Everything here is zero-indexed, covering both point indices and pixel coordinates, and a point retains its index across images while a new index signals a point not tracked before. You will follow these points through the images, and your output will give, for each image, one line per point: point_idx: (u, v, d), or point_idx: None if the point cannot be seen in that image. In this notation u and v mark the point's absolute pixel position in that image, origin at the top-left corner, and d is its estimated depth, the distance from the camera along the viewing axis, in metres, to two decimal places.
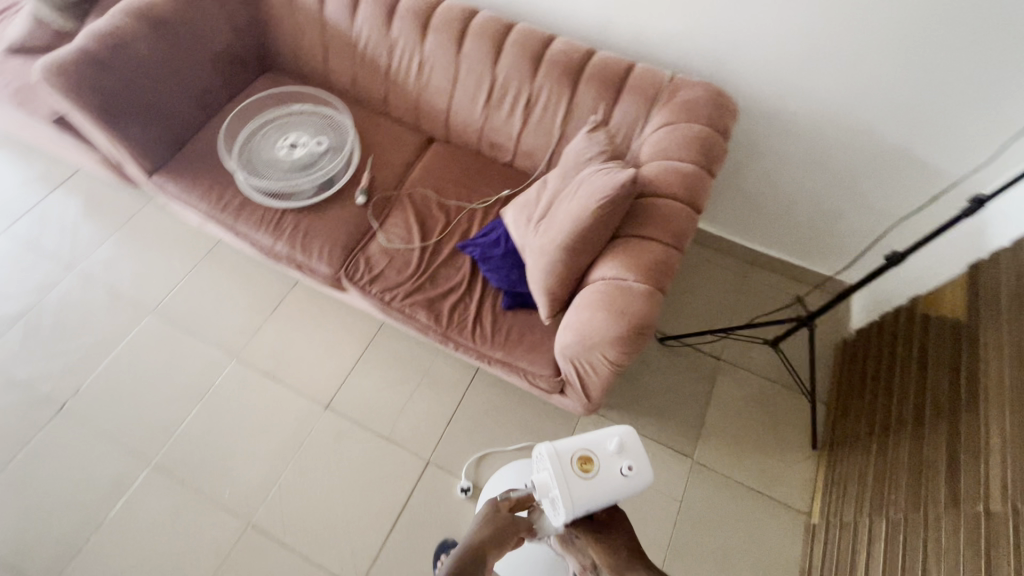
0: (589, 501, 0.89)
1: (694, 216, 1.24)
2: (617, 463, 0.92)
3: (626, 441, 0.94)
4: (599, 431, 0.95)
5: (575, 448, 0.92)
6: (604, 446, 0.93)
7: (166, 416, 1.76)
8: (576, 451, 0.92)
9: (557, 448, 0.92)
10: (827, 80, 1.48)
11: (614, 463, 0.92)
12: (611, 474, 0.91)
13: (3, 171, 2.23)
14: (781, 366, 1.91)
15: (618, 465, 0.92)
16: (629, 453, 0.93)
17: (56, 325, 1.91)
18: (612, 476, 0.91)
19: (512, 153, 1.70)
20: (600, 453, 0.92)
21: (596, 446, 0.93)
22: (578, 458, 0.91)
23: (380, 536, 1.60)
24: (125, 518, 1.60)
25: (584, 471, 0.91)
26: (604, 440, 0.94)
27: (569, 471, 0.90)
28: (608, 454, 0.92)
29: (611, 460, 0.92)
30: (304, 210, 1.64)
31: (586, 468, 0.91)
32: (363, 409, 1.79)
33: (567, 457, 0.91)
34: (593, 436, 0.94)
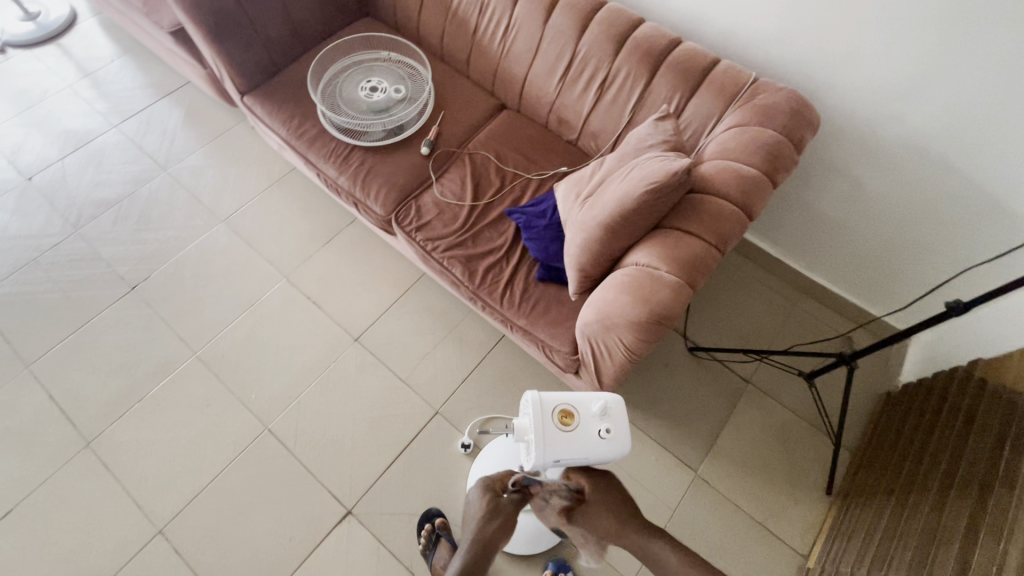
0: (561, 451, 0.92)
1: (744, 221, 1.20)
2: (597, 424, 0.94)
3: (611, 406, 0.96)
4: (587, 392, 0.97)
5: (560, 401, 0.95)
6: (588, 406, 0.96)
7: (216, 316, 1.92)
8: (560, 404, 0.95)
9: (543, 396, 0.95)
10: (926, 109, 1.37)
11: (594, 423, 0.94)
12: (589, 432, 0.93)
13: (127, 73, 2.48)
14: (812, 403, 1.82)
15: (598, 425, 0.94)
16: (611, 417, 0.95)
17: (142, 216, 2.12)
18: (590, 435, 0.93)
19: (579, 132, 1.70)
20: (582, 411, 0.95)
21: (580, 404, 0.95)
22: (560, 411, 0.94)
23: (378, 467, 1.68)
24: (164, 395, 1.78)
25: (563, 424, 0.94)
26: (590, 401, 0.96)
27: (550, 420, 0.93)
28: (590, 413, 0.95)
29: (592, 420, 0.95)
30: (371, 151, 1.73)
31: (565, 421, 0.94)
32: (388, 349, 1.88)
33: (550, 407, 0.94)
34: (580, 395, 0.97)
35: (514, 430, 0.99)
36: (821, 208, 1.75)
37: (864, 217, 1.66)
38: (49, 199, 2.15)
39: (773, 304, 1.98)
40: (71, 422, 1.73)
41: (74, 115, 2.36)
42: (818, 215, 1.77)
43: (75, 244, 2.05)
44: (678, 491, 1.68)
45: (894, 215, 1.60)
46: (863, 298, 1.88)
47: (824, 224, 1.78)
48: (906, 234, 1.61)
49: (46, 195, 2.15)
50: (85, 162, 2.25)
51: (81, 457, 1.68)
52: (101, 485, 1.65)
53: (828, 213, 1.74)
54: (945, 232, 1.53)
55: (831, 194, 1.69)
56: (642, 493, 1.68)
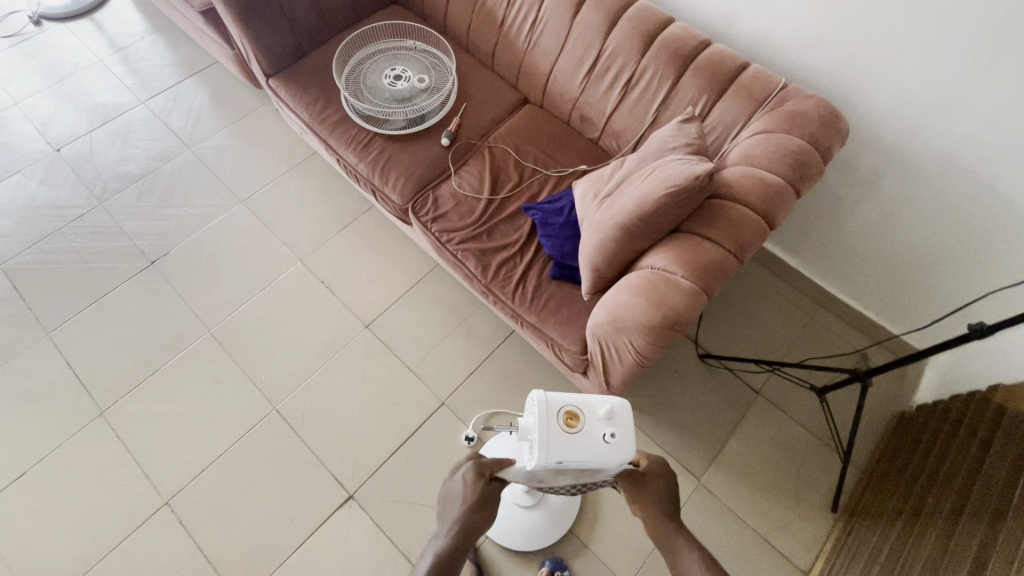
0: (564, 452, 0.92)
1: (764, 230, 1.18)
2: (602, 428, 0.93)
3: (617, 410, 0.95)
4: (594, 395, 0.97)
5: (566, 402, 0.95)
6: (595, 409, 0.95)
7: (231, 295, 1.95)
8: (566, 405, 0.95)
9: (549, 397, 0.95)
10: (962, 124, 1.33)
11: (599, 426, 0.93)
12: (593, 436, 0.93)
13: (156, 51, 2.52)
14: (823, 419, 1.79)
15: (603, 429, 0.93)
16: (617, 421, 0.94)
17: (165, 192, 2.16)
18: (594, 438, 0.92)
19: (600, 130, 1.68)
20: (588, 413, 0.94)
21: (586, 406, 0.95)
22: (565, 412, 0.94)
23: (382, 454, 1.70)
24: (177, 370, 1.81)
25: (568, 425, 0.93)
26: (596, 404, 0.96)
27: (554, 421, 0.93)
28: (596, 416, 0.94)
29: (597, 424, 0.94)
30: (391, 140, 1.73)
31: (570, 423, 0.93)
32: (398, 337, 1.89)
33: (556, 408, 0.94)
34: (586, 397, 0.96)
35: (518, 427, 0.99)
36: (845, 220, 1.71)
37: (889, 232, 1.63)
38: (75, 171, 2.19)
39: (789, 316, 1.95)
40: (86, 390, 1.77)
41: (103, 90, 2.40)
42: (841, 227, 1.73)
43: (98, 217, 2.09)
44: (680, 498, 1.67)
45: (920, 231, 1.56)
46: (883, 315, 1.84)
47: (847, 237, 1.74)
48: (931, 251, 1.57)
49: (73, 167, 2.20)
50: (112, 136, 2.28)
51: (95, 425, 1.72)
52: (112, 454, 1.68)
53: (851, 226, 1.70)
54: (973, 251, 1.49)
55: (856, 207, 1.65)
56: None
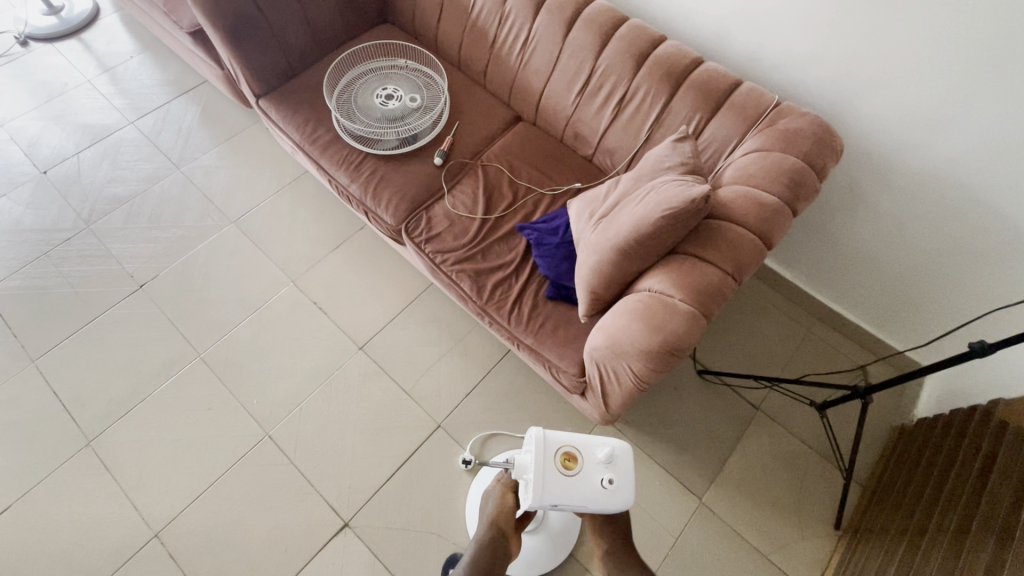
0: (560, 495, 0.89)
1: (762, 250, 1.16)
2: (600, 472, 0.91)
3: (617, 454, 0.93)
4: (594, 436, 0.94)
5: (564, 442, 0.93)
6: (594, 451, 0.93)
7: (222, 318, 1.91)
8: (565, 445, 0.92)
9: (548, 435, 0.92)
10: (956, 140, 1.33)
11: (597, 470, 0.91)
12: (590, 479, 0.91)
13: (145, 70, 2.50)
14: (824, 434, 1.77)
15: (601, 475, 0.91)
16: (615, 469, 0.92)
17: (154, 214, 2.13)
18: (591, 482, 0.90)
19: (594, 147, 1.68)
20: (586, 455, 0.92)
21: (585, 448, 0.93)
22: (564, 453, 0.92)
23: (378, 480, 1.66)
24: (167, 396, 1.78)
25: (565, 467, 0.91)
26: (596, 446, 0.93)
27: (551, 461, 0.91)
28: (595, 459, 0.92)
29: (595, 467, 0.92)
30: (383, 160, 1.72)
31: (568, 464, 0.91)
32: (392, 359, 1.86)
33: (554, 447, 0.92)
34: (586, 438, 0.94)
35: (515, 462, 0.97)
36: (840, 234, 1.71)
37: (885, 246, 1.62)
38: (62, 194, 2.16)
39: (786, 330, 1.94)
40: (73, 419, 1.73)
41: (91, 110, 2.37)
42: (837, 241, 1.73)
43: (86, 240, 2.06)
44: (682, 519, 1.64)
45: (915, 245, 1.56)
46: (880, 328, 1.84)
47: (842, 251, 1.74)
48: (928, 265, 1.57)
49: (60, 190, 2.16)
50: (100, 158, 2.25)
51: (82, 455, 1.68)
52: (100, 485, 1.64)
53: (847, 240, 1.70)
54: (970, 266, 1.49)
55: (852, 221, 1.65)
56: (645, 518, 1.64)
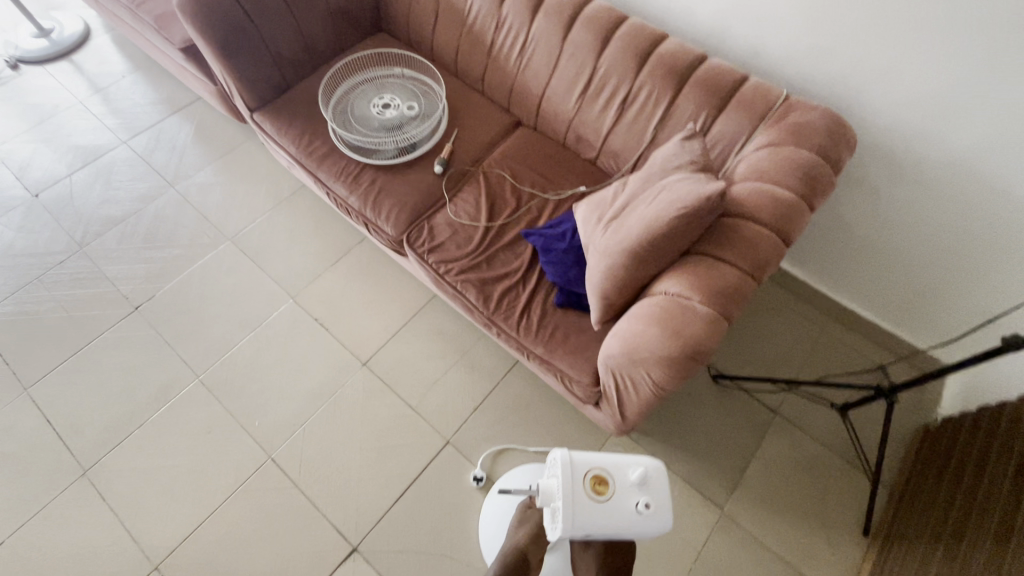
0: (593, 525, 0.84)
1: (781, 248, 1.12)
2: (634, 495, 0.85)
3: (652, 473, 0.87)
4: (624, 456, 0.89)
5: (593, 465, 0.87)
6: (626, 472, 0.87)
7: (221, 338, 1.86)
8: (594, 468, 0.87)
9: (574, 459, 0.87)
10: (974, 128, 1.29)
11: (631, 494, 0.85)
12: (624, 505, 0.85)
13: (138, 89, 2.47)
14: (846, 437, 1.71)
15: (635, 498, 0.85)
16: (650, 489, 0.86)
17: (149, 233, 2.08)
18: (625, 507, 0.84)
19: (598, 150, 1.64)
20: (618, 478, 0.86)
21: (616, 470, 0.87)
22: (593, 476, 0.86)
23: (386, 501, 1.60)
24: (165, 420, 1.72)
25: (595, 492, 0.86)
26: (627, 466, 0.88)
27: (580, 487, 0.85)
28: (627, 481, 0.86)
29: (629, 490, 0.86)
30: (382, 170, 1.68)
31: (599, 489, 0.86)
32: (398, 374, 1.80)
33: (582, 471, 0.87)
34: (616, 459, 0.88)
35: (539, 489, 0.92)
36: (853, 229, 1.67)
37: (901, 239, 1.58)
38: (55, 216, 2.11)
39: (801, 330, 1.89)
40: (68, 448, 1.67)
41: (83, 131, 2.34)
42: (850, 237, 1.68)
43: (80, 263, 2.01)
44: (704, 530, 1.58)
45: (933, 238, 1.52)
46: (899, 324, 1.79)
47: (856, 246, 1.69)
48: (945, 258, 1.53)
49: (52, 212, 2.12)
50: (93, 179, 2.21)
51: (78, 485, 1.61)
52: (96, 516, 1.57)
53: (861, 235, 1.66)
54: (991, 257, 1.44)
55: (866, 216, 1.61)
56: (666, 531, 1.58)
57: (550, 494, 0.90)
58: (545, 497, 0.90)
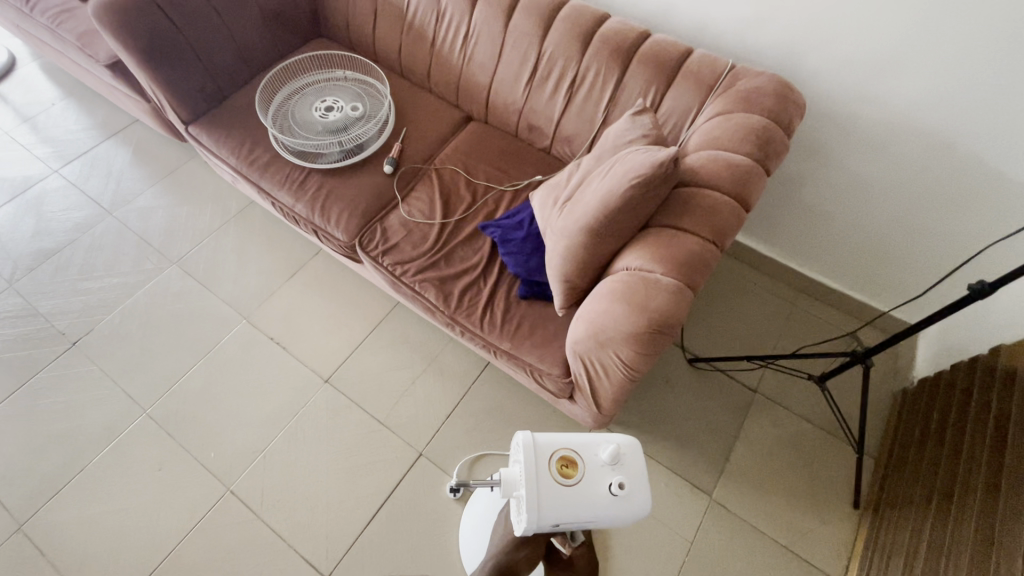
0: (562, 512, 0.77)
1: (740, 213, 1.08)
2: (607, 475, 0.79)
3: (625, 451, 0.81)
4: (594, 435, 0.82)
5: (560, 446, 0.81)
6: (596, 452, 0.81)
7: (169, 367, 1.73)
8: (561, 449, 0.80)
9: (540, 441, 0.81)
10: (916, 84, 1.30)
11: (603, 474, 0.79)
12: (597, 487, 0.78)
13: (68, 116, 2.34)
14: (826, 410, 1.69)
15: (609, 478, 0.79)
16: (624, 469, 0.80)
17: (86, 264, 1.95)
18: (598, 489, 0.78)
19: (550, 137, 1.60)
20: (588, 458, 0.80)
21: (586, 450, 0.81)
22: (561, 459, 0.80)
23: (357, 524, 1.49)
24: (111, 461, 1.58)
25: (564, 475, 0.79)
26: (598, 446, 0.82)
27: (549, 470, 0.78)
28: (599, 462, 0.80)
29: (601, 470, 0.79)
30: (329, 174, 1.60)
31: (568, 471, 0.79)
32: (363, 389, 1.71)
33: (548, 454, 0.80)
34: (585, 439, 0.82)
35: (501, 480, 0.84)
36: (812, 198, 1.66)
37: (860, 204, 1.58)
38: None
39: (771, 307, 1.88)
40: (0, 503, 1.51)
41: (9, 163, 2.19)
42: (810, 207, 1.68)
43: (9, 301, 1.86)
44: (694, 519, 1.52)
45: (891, 199, 1.52)
46: (866, 291, 1.78)
47: (817, 216, 1.69)
48: (903, 219, 1.53)
49: None
50: (21, 211, 2.07)
51: (13, 542, 1.46)
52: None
53: (820, 204, 1.65)
54: (948, 212, 1.45)
55: (823, 184, 1.61)
56: (655, 525, 1.51)
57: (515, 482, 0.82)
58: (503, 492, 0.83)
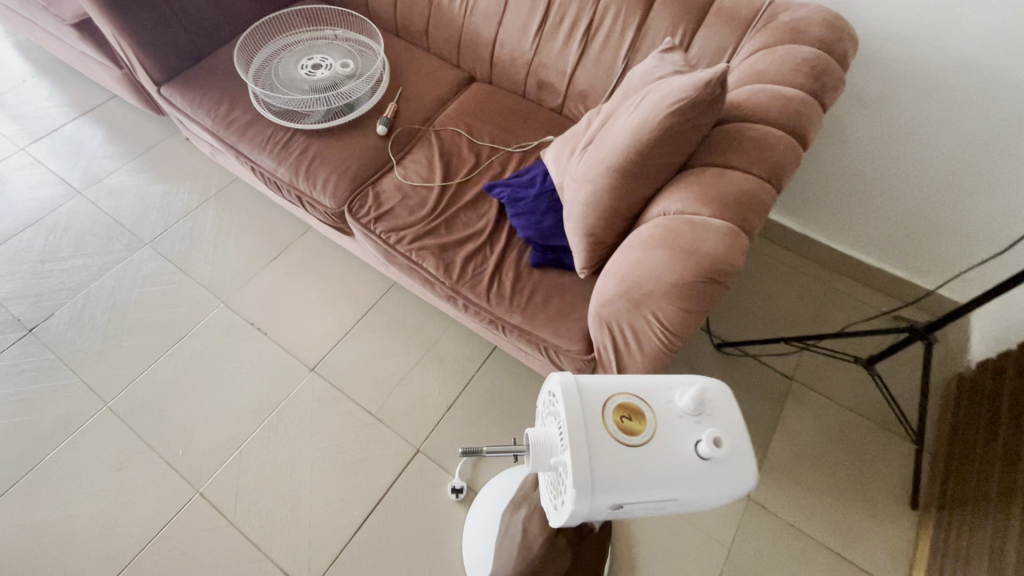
0: (624, 484, 0.60)
1: (797, 150, 0.91)
2: (681, 431, 0.64)
3: (705, 397, 0.66)
4: (663, 382, 0.68)
5: (619, 395, 0.66)
6: (669, 401, 0.66)
7: (136, 355, 1.55)
8: (616, 398, 0.66)
9: (586, 389, 0.66)
10: (979, 19, 1.14)
11: (679, 428, 0.64)
12: (677, 443, 0.63)
13: (41, 92, 2.18)
14: (873, 398, 1.50)
15: (685, 435, 0.63)
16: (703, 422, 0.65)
17: (50, 244, 1.77)
18: (679, 445, 0.62)
19: (563, 94, 1.44)
20: (658, 408, 0.65)
21: (654, 399, 0.66)
22: (624, 409, 0.65)
23: (345, 531, 1.30)
24: (64, 460, 1.38)
25: (630, 431, 0.63)
26: (670, 394, 0.67)
27: (600, 429, 0.63)
28: (675, 412, 0.65)
29: (680, 422, 0.64)
30: (316, 135, 1.44)
31: (634, 425, 0.64)
32: (353, 379, 1.52)
33: (605, 406, 0.65)
34: (651, 386, 0.67)
35: (534, 448, 0.68)
36: (852, 162, 1.50)
37: (908, 166, 1.42)
38: None
39: (804, 287, 1.71)
40: None
41: None
42: (849, 173, 1.52)
43: None
44: (730, 522, 1.33)
45: (945, 158, 1.36)
46: (911, 268, 1.61)
47: (857, 182, 1.53)
48: (959, 181, 1.37)
49: None
50: None
51: None
52: None
53: (861, 168, 1.49)
54: (1011, 171, 1.29)
55: (865, 144, 1.45)
56: (687, 529, 1.32)
57: (552, 449, 0.66)
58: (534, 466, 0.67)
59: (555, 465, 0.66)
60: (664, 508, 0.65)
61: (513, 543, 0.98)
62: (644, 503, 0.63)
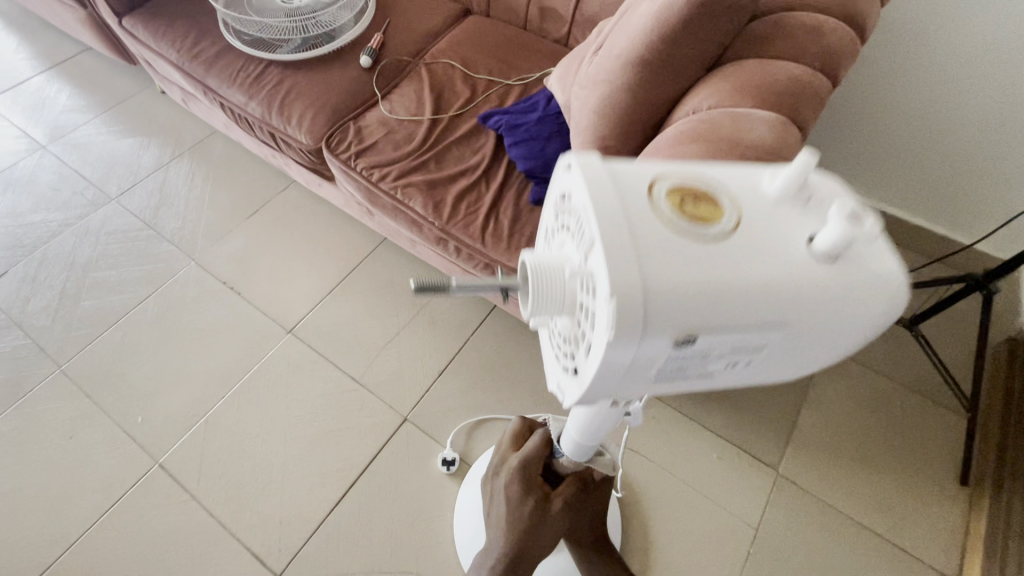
0: (695, 306, 0.35)
1: (855, 41, 0.75)
2: (779, 235, 0.38)
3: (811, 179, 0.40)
4: (738, 164, 0.42)
5: (672, 176, 0.40)
6: (753, 186, 0.40)
7: (96, 315, 1.40)
8: (670, 178, 0.39)
9: (625, 165, 0.39)
10: None
11: (775, 219, 0.38)
12: (776, 243, 0.37)
13: (8, 44, 2.04)
14: (913, 365, 1.35)
15: (788, 241, 0.37)
16: (810, 216, 0.39)
17: (10, 200, 1.63)
18: (779, 242, 0.37)
19: (569, 21, 1.28)
20: (739, 193, 0.39)
21: (728, 184, 0.40)
22: (681, 193, 0.38)
23: (322, 507, 1.15)
24: (12, 427, 1.24)
25: (698, 221, 0.37)
26: (753, 179, 0.41)
27: (648, 222, 0.36)
28: (764, 199, 0.39)
29: (777, 213, 0.38)
30: (291, 67, 1.28)
31: (704, 213, 0.38)
32: (333, 342, 1.37)
33: (654, 188, 0.38)
34: (720, 169, 0.41)
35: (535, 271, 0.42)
36: (891, 103, 1.33)
37: (955, 105, 1.24)
38: None
39: None
40: None
41: None
42: (888, 114, 1.36)
43: None
44: (756, 500, 1.18)
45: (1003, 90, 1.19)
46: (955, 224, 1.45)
47: (896, 126, 1.36)
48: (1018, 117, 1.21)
49: None
50: None
51: None
52: None
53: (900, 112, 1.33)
54: None
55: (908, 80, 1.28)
56: (707, 507, 1.17)
57: (569, 268, 0.41)
58: (538, 299, 0.41)
59: (573, 294, 0.40)
60: (747, 361, 0.40)
61: (500, 511, 0.82)
62: (715, 347, 0.38)
